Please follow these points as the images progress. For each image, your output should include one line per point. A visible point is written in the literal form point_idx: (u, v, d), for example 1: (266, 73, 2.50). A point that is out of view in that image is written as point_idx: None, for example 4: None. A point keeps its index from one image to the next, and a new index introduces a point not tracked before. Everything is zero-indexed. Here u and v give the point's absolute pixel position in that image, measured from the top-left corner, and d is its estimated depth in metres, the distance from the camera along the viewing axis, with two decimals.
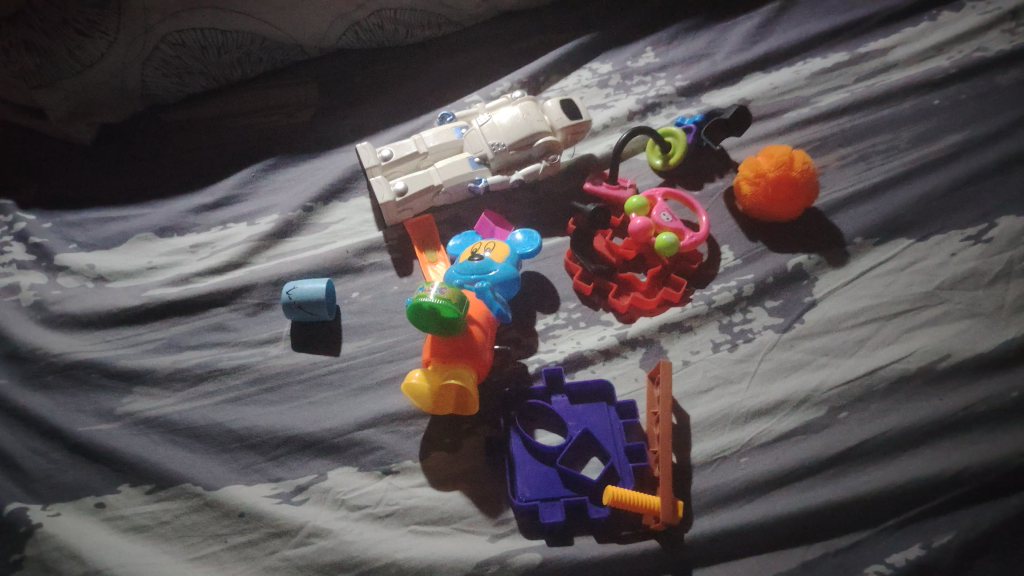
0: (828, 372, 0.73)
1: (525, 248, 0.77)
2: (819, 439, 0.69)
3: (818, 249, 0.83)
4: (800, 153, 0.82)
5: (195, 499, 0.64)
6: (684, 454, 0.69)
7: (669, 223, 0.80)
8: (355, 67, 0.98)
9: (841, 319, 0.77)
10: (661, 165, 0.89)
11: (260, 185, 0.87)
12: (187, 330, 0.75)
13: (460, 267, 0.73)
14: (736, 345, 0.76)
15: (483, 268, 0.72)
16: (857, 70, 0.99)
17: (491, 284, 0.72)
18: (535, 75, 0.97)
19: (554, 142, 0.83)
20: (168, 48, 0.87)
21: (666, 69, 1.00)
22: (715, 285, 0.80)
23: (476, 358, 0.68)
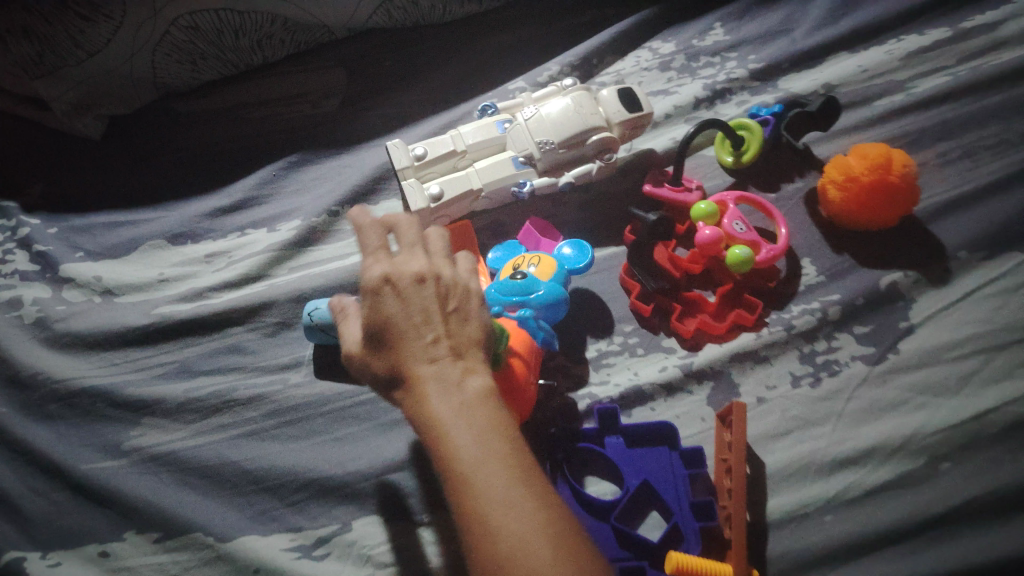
0: (927, 414, 0.63)
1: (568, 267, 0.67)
2: (919, 495, 0.58)
3: (914, 263, 0.72)
4: (900, 152, 0.70)
5: (205, 551, 0.58)
6: (759, 510, 0.60)
7: (743, 233, 0.70)
8: (387, 49, 0.88)
9: (942, 349, 0.66)
10: (733, 162, 0.78)
11: (282, 185, 0.78)
12: (201, 352, 0.68)
13: (500, 286, 0.62)
14: (819, 379, 0.66)
15: (528, 286, 0.62)
16: (959, 49, 0.86)
17: (539, 304, 0.62)
18: (588, 57, 0.87)
19: (610, 139, 0.73)
20: (180, 32, 0.78)
21: (737, 49, 0.88)
22: (795, 307, 0.70)
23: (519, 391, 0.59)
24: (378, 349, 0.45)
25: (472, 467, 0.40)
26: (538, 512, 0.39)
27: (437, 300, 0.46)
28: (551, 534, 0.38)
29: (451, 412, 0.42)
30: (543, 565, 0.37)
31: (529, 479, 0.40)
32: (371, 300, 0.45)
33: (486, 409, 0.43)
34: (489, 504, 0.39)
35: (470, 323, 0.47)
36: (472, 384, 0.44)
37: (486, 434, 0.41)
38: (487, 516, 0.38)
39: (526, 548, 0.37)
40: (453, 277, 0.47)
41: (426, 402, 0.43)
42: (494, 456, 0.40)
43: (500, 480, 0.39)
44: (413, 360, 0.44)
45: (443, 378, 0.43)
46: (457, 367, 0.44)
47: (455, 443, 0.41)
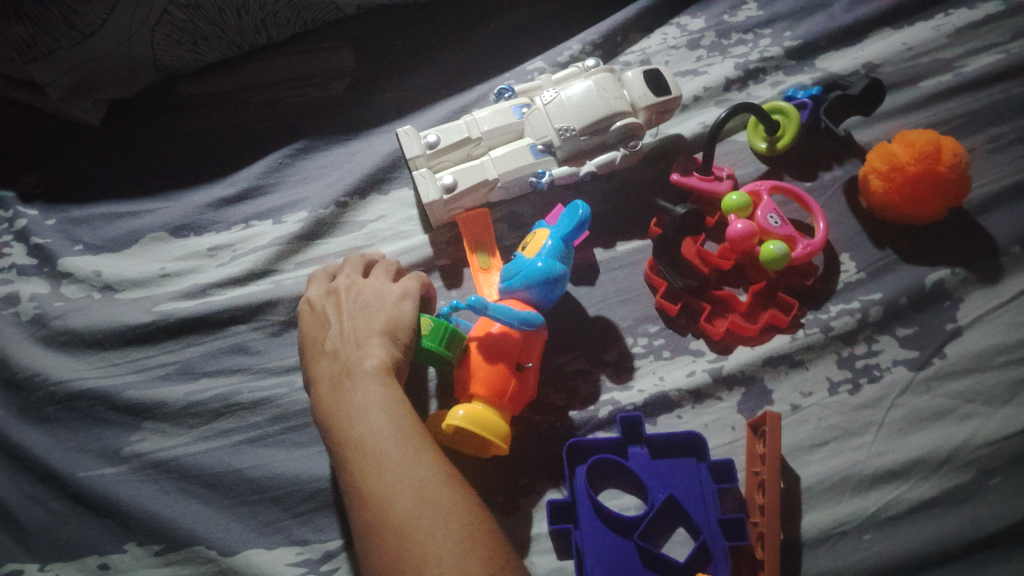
0: (976, 425, 0.58)
1: (554, 239, 0.60)
2: (967, 513, 0.54)
3: (962, 260, 0.67)
4: (949, 140, 0.65)
5: (208, 566, 0.55)
6: (793, 527, 0.56)
7: (778, 227, 0.65)
8: (398, 26, 0.83)
9: (993, 353, 0.61)
10: (766, 149, 0.73)
11: (288, 173, 0.75)
12: (204, 352, 0.65)
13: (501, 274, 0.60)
14: (858, 386, 0.61)
15: (511, 269, 0.59)
16: (1013, 23, 0.80)
17: (524, 283, 0.58)
18: (612, 34, 0.81)
19: (637, 125, 0.68)
20: (180, 12, 0.74)
21: (772, 24, 0.82)
22: (833, 307, 0.65)
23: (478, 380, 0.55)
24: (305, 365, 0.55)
25: (351, 438, 0.46)
26: (398, 469, 0.43)
27: (345, 306, 0.56)
28: (410, 486, 0.42)
29: (337, 397, 0.49)
30: (398, 511, 0.41)
31: (407, 440, 0.45)
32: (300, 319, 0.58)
33: (368, 384, 0.49)
34: (363, 468, 0.44)
35: (374, 316, 0.54)
36: (359, 366, 0.50)
37: (359, 410, 0.47)
38: (356, 481, 0.44)
39: (387, 499, 0.42)
40: (367, 287, 0.57)
41: (323, 392, 0.50)
42: (367, 425, 0.46)
43: (370, 443, 0.45)
44: (317, 356, 0.53)
45: (335, 368, 0.51)
46: (352, 354, 0.52)
47: (341, 422, 0.47)
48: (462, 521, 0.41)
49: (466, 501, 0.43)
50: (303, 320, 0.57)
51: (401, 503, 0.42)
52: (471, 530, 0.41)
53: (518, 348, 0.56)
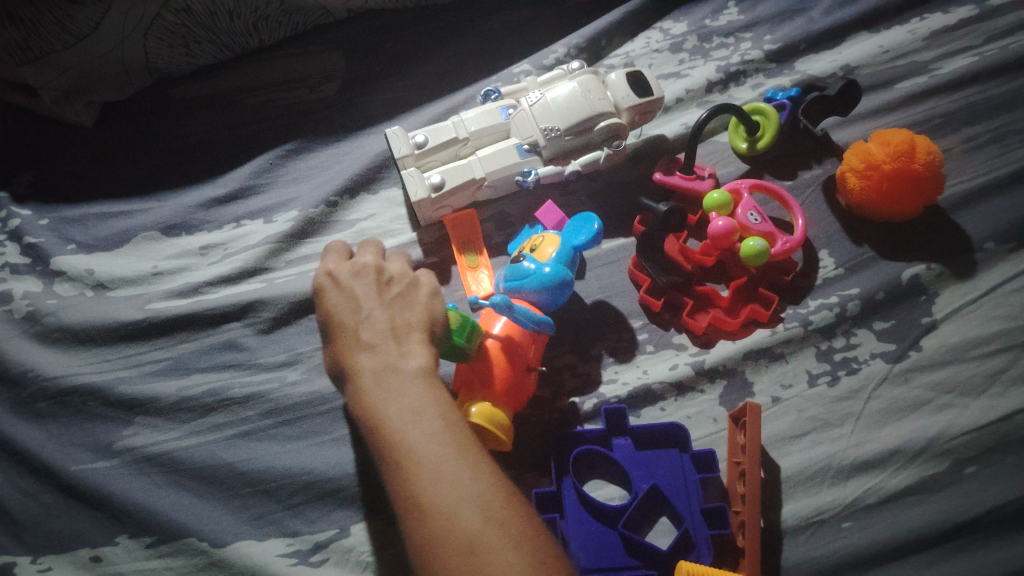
0: (951, 416, 0.60)
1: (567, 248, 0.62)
2: (942, 501, 0.56)
3: (938, 256, 0.68)
4: (922, 138, 0.67)
5: (200, 557, 0.56)
6: (774, 515, 0.57)
7: (758, 225, 0.67)
8: (388, 30, 0.85)
9: (968, 346, 0.63)
10: (747, 149, 0.74)
11: (279, 174, 0.76)
12: (195, 349, 0.66)
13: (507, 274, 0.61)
14: (837, 378, 0.63)
15: (521, 270, 0.60)
16: (987, 27, 0.82)
17: (535, 287, 0.59)
18: (596, 37, 0.83)
19: (620, 125, 0.70)
20: (172, 16, 0.75)
21: (753, 28, 0.84)
22: (812, 302, 0.67)
23: (492, 380, 0.57)
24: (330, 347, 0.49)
25: (403, 439, 0.41)
26: (462, 482, 0.39)
27: (379, 287, 0.51)
28: (478, 502, 0.39)
29: (381, 393, 0.44)
30: (464, 529, 0.37)
31: (464, 450, 0.41)
32: (319, 292, 0.52)
33: (418, 386, 0.44)
34: (418, 474, 0.40)
35: (412, 309, 0.51)
36: (405, 364, 0.46)
37: (413, 413, 0.43)
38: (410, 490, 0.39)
39: (451, 513, 0.38)
40: (399, 273, 0.53)
41: (363, 384, 0.45)
42: (422, 429, 0.42)
43: (425, 449, 0.41)
44: (348, 340, 0.48)
45: (376, 358, 0.46)
46: (392, 347, 0.47)
47: (387, 422, 0.42)
48: (531, 544, 0.38)
49: (530, 522, 0.40)
50: (323, 294, 0.52)
51: (470, 519, 0.38)
52: (541, 554, 0.38)
53: (526, 353, 0.59)
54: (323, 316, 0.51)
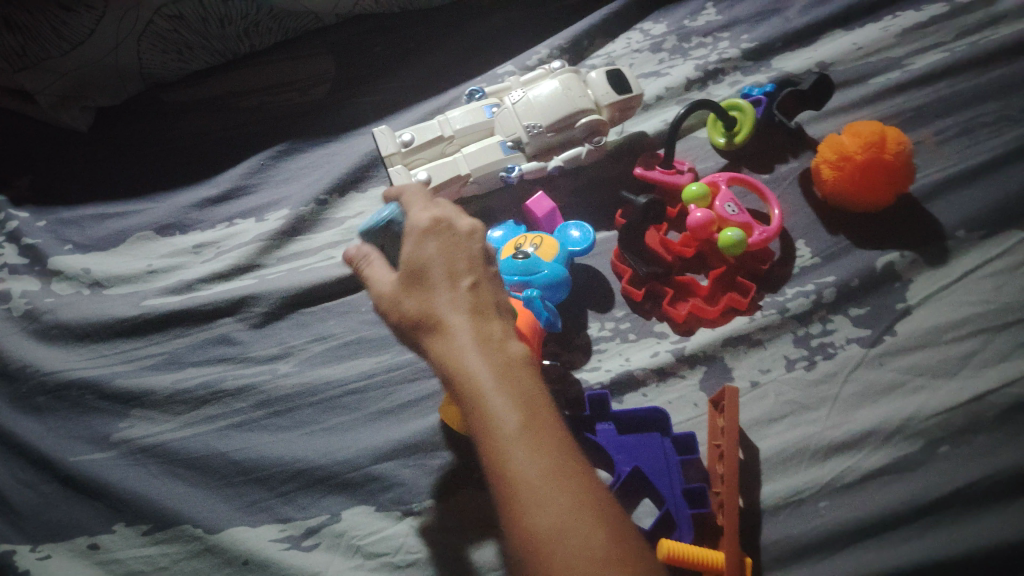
0: (925, 397, 0.62)
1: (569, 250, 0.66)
2: (915, 479, 0.58)
3: (911, 244, 0.70)
4: (894, 130, 0.69)
5: (194, 543, 0.57)
6: (753, 496, 0.59)
7: (736, 215, 0.69)
8: (375, 33, 0.87)
9: (941, 330, 0.65)
10: (725, 144, 0.77)
11: (271, 174, 0.78)
12: (189, 344, 0.68)
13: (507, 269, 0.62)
14: (814, 363, 0.65)
15: (525, 268, 0.62)
16: (957, 24, 0.85)
17: (540, 286, 0.61)
18: (578, 39, 0.85)
19: (601, 122, 0.72)
20: (164, 21, 0.78)
21: (731, 28, 0.87)
22: (789, 290, 0.69)
23: None
24: (420, 294, 0.46)
25: (516, 427, 0.40)
26: (586, 498, 0.39)
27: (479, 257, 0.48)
28: (603, 525, 0.38)
29: (495, 378, 0.42)
30: (590, 546, 0.37)
31: (571, 450, 0.41)
32: (418, 232, 0.47)
33: (525, 377, 0.43)
34: (533, 465, 0.39)
35: (505, 294, 0.48)
36: (509, 350, 0.44)
37: (532, 415, 0.41)
38: (530, 498, 0.38)
39: (569, 514, 0.38)
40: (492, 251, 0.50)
41: (468, 362, 0.43)
42: (536, 422, 0.41)
43: (544, 454, 0.40)
44: (451, 303, 0.45)
45: (486, 337, 0.44)
46: (495, 328, 0.45)
47: (497, 402, 0.41)
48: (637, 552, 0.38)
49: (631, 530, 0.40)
50: (415, 238, 0.47)
51: (595, 540, 0.37)
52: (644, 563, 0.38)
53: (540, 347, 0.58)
54: (413, 261, 0.46)
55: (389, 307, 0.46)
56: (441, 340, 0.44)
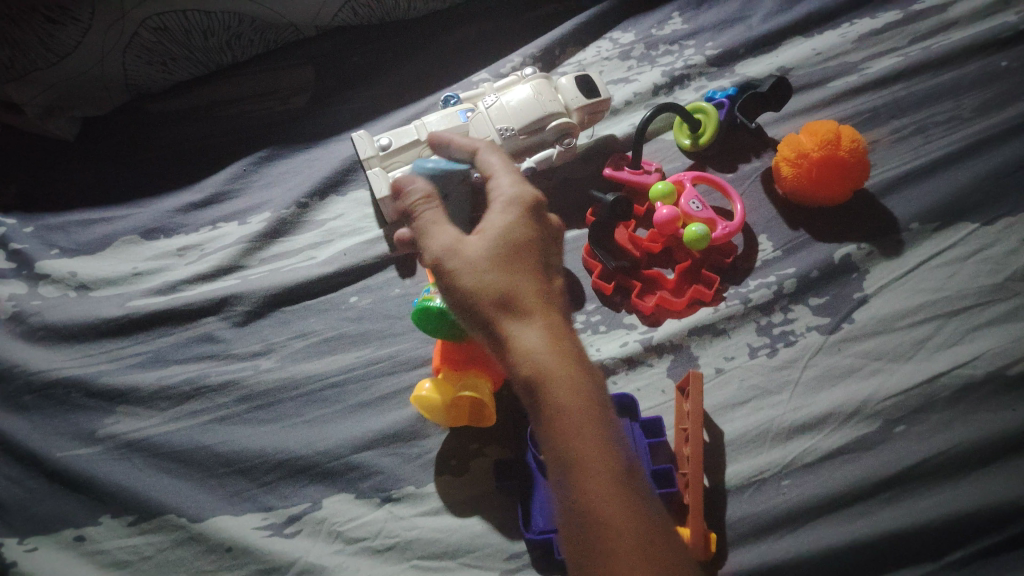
0: (881, 380, 0.64)
1: None
2: (872, 458, 0.60)
3: (868, 236, 0.74)
4: (848, 129, 0.73)
5: (179, 532, 0.59)
6: (718, 477, 0.62)
7: (699, 212, 0.72)
8: (354, 45, 0.90)
9: (896, 317, 0.68)
10: (690, 145, 0.80)
11: (252, 179, 0.81)
12: (173, 342, 0.70)
13: None
14: (776, 350, 0.67)
15: None
16: (911, 30, 0.89)
17: None
18: (550, 48, 0.89)
19: (571, 124, 0.75)
20: (149, 33, 0.81)
21: (696, 36, 0.91)
22: (752, 282, 0.72)
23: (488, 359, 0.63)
24: (511, 268, 0.49)
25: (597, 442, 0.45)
26: (646, 516, 0.43)
27: (556, 254, 0.53)
28: (668, 545, 0.42)
29: (573, 382, 0.46)
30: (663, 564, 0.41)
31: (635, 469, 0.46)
32: (519, 204, 0.52)
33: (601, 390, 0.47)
34: (611, 479, 0.43)
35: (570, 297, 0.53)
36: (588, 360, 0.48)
37: (604, 425, 0.46)
38: (602, 506, 0.43)
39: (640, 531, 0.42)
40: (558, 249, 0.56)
41: (550, 357, 0.46)
42: (612, 438, 0.45)
43: (620, 470, 0.44)
44: (540, 293, 0.49)
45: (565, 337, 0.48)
46: (572, 332, 0.49)
47: (582, 412, 0.45)
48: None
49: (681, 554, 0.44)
50: (515, 209, 0.52)
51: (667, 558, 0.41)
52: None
53: None
54: (506, 232, 0.50)
55: (468, 266, 0.49)
56: (527, 327, 0.48)
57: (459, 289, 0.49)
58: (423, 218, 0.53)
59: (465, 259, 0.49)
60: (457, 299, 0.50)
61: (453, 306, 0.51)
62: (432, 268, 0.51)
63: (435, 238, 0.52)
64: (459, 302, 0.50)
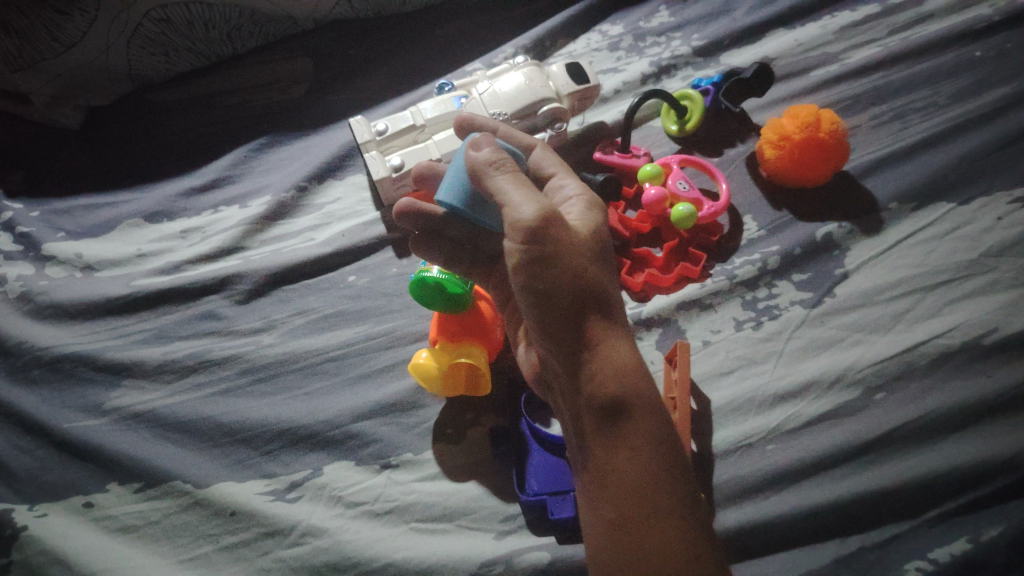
0: (863, 350, 0.67)
1: None
2: (855, 423, 0.63)
3: (849, 216, 0.76)
4: (828, 112, 0.76)
5: (184, 498, 0.61)
6: (705, 442, 0.64)
7: (686, 192, 0.75)
8: (351, 37, 0.93)
9: (877, 292, 0.70)
10: (678, 130, 0.84)
11: (252, 165, 0.83)
12: (178, 319, 0.72)
13: None
14: (760, 323, 0.70)
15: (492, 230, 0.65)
16: (889, 22, 0.93)
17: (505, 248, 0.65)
18: (541, 40, 0.92)
19: (561, 109, 0.78)
20: (152, 24, 0.83)
21: (682, 28, 0.94)
22: (737, 259, 0.75)
23: (483, 331, 0.65)
24: (597, 266, 0.52)
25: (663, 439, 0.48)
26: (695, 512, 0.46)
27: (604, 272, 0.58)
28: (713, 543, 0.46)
29: (654, 400, 0.49)
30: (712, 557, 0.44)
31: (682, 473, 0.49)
32: (592, 210, 0.57)
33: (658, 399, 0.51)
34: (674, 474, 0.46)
35: None
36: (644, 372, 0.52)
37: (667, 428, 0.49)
38: (663, 501, 0.45)
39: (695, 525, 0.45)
40: None
41: (628, 358, 0.50)
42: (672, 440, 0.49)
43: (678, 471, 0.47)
44: (614, 300, 0.53)
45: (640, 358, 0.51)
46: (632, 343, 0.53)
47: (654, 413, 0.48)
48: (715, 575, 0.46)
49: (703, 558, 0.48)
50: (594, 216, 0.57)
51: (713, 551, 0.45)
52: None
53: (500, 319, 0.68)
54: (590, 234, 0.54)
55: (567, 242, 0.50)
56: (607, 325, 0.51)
57: (558, 265, 0.49)
58: (513, 179, 0.52)
59: (566, 235, 0.51)
60: (549, 272, 0.49)
61: (537, 279, 0.50)
62: (532, 227, 0.49)
63: (538, 200, 0.51)
64: (550, 279, 0.49)
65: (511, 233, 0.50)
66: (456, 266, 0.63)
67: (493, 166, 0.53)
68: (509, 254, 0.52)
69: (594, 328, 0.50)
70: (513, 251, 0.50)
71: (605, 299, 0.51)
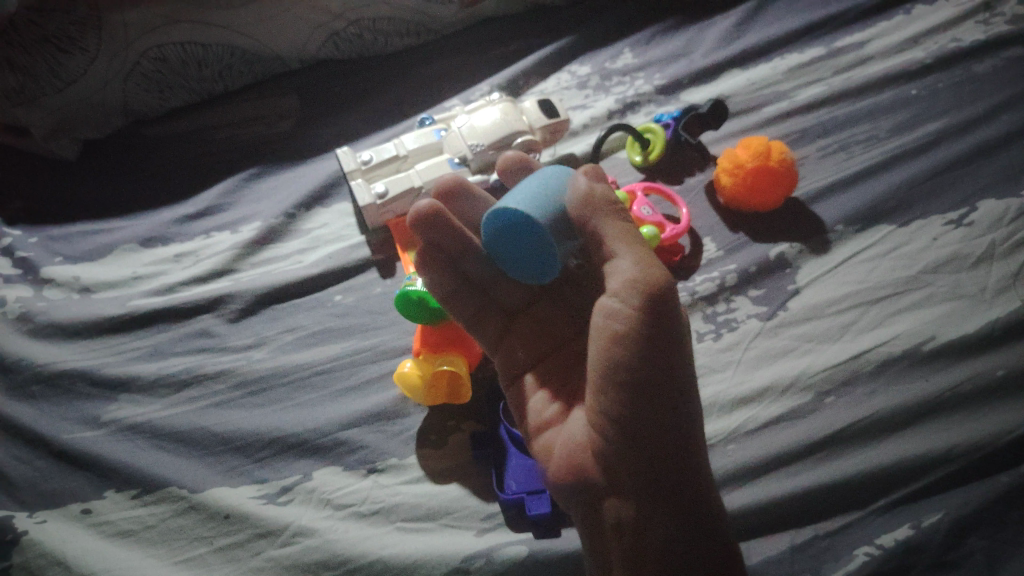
0: (814, 357, 0.72)
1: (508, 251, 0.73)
2: (807, 423, 0.68)
3: (800, 238, 0.83)
4: (778, 144, 0.83)
5: (180, 503, 0.64)
6: None
7: (650, 217, 0.81)
8: (336, 76, 1.00)
9: (826, 305, 0.76)
10: (641, 161, 0.91)
11: (243, 193, 0.88)
12: (172, 338, 0.76)
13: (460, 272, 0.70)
14: (720, 334, 0.76)
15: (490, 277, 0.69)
16: (834, 63, 1.01)
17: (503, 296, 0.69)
18: (514, 79, 1.00)
19: (535, 141, 0.84)
20: (149, 63, 0.90)
21: (645, 68, 1.01)
22: (698, 277, 0.81)
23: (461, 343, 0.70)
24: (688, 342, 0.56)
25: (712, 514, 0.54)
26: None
27: None
28: None
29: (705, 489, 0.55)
30: None
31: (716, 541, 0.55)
32: None
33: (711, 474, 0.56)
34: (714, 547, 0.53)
35: None
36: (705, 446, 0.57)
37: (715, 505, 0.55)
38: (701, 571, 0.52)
39: None
40: None
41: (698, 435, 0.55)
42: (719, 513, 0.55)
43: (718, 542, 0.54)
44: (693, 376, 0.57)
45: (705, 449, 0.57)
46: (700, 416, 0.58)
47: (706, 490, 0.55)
48: None
49: None
50: None
51: None
52: None
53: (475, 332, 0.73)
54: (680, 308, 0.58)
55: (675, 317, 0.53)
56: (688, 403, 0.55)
57: (666, 353, 0.53)
58: (624, 234, 0.55)
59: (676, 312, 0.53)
60: (654, 355, 0.53)
61: (644, 350, 0.52)
62: (651, 292, 0.52)
63: (658, 266, 0.54)
64: (653, 352, 0.52)
65: (625, 293, 0.53)
66: (452, 305, 0.67)
67: (607, 205, 0.56)
68: (609, 303, 0.54)
69: (673, 403, 0.54)
70: (624, 315, 0.52)
71: (691, 378, 0.55)
